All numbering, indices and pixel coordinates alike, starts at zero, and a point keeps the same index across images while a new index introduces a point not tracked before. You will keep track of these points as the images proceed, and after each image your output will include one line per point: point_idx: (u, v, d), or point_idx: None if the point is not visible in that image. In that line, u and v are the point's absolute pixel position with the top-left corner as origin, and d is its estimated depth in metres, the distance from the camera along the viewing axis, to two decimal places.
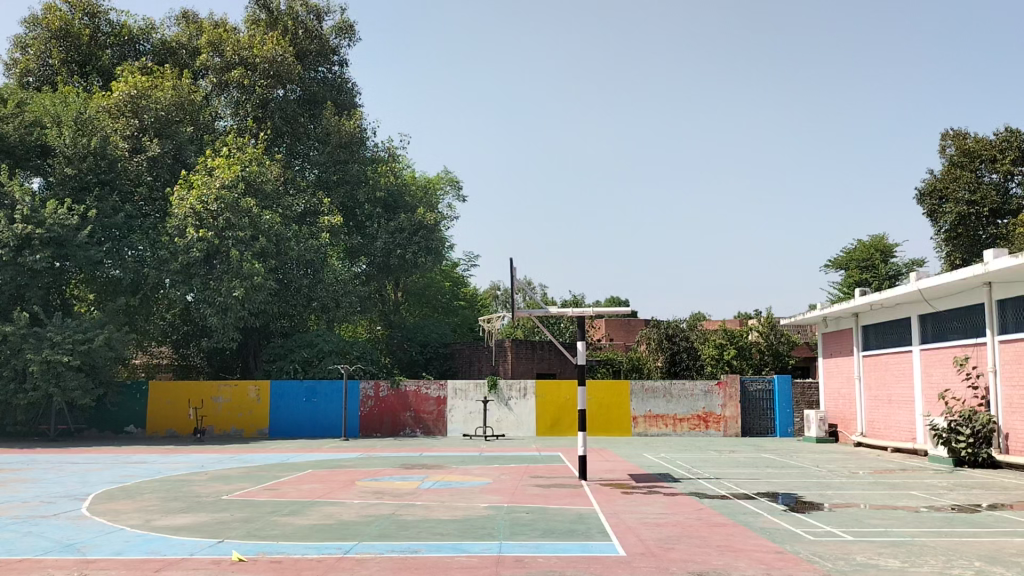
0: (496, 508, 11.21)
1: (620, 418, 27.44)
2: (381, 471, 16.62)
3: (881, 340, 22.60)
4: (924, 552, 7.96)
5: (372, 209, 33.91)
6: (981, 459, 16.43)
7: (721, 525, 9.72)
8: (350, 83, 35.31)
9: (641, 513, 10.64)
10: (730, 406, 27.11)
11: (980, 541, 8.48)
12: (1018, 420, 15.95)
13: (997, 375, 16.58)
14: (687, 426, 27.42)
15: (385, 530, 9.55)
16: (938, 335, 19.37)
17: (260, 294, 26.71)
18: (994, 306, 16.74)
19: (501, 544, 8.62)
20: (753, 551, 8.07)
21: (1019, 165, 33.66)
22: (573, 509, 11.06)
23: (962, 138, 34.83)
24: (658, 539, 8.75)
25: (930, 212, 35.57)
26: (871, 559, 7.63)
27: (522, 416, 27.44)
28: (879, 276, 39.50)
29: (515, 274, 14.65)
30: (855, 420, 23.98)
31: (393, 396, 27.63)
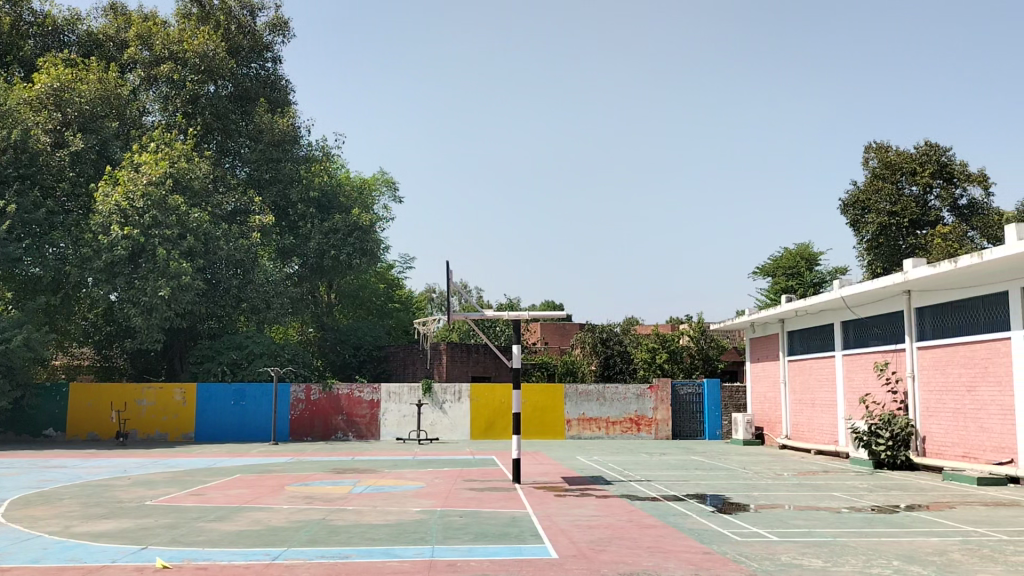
0: (429, 513, 11.16)
1: (554, 421, 27.58)
2: (312, 475, 16.38)
3: (806, 345, 23.27)
4: (845, 552, 8.21)
5: (305, 209, 33.31)
6: (900, 461, 16.93)
7: (651, 526, 9.88)
8: (284, 80, 34.76)
9: (573, 515, 10.72)
10: (661, 408, 27.62)
11: (897, 541, 8.80)
12: (934, 424, 16.64)
13: (915, 380, 17.23)
14: (620, 429, 27.70)
15: (315, 536, 9.42)
16: (859, 341, 20.02)
17: (187, 294, 26.02)
18: (913, 314, 17.39)
19: (434, 547, 8.60)
20: (683, 552, 8.22)
21: (937, 178, 35.11)
22: (506, 512, 11.07)
23: (884, 151, 36.13)
24: (590, 541, 8.84)
25: (853, 222, 36.81)
26: (794, 559, 7.84)
27: (457, 418, 27.39)
28: (804, 283, 40.69)
29: (450, 277, 14.49)
30: (780, 423, 24.62)
31: (325, 399, 27.21)
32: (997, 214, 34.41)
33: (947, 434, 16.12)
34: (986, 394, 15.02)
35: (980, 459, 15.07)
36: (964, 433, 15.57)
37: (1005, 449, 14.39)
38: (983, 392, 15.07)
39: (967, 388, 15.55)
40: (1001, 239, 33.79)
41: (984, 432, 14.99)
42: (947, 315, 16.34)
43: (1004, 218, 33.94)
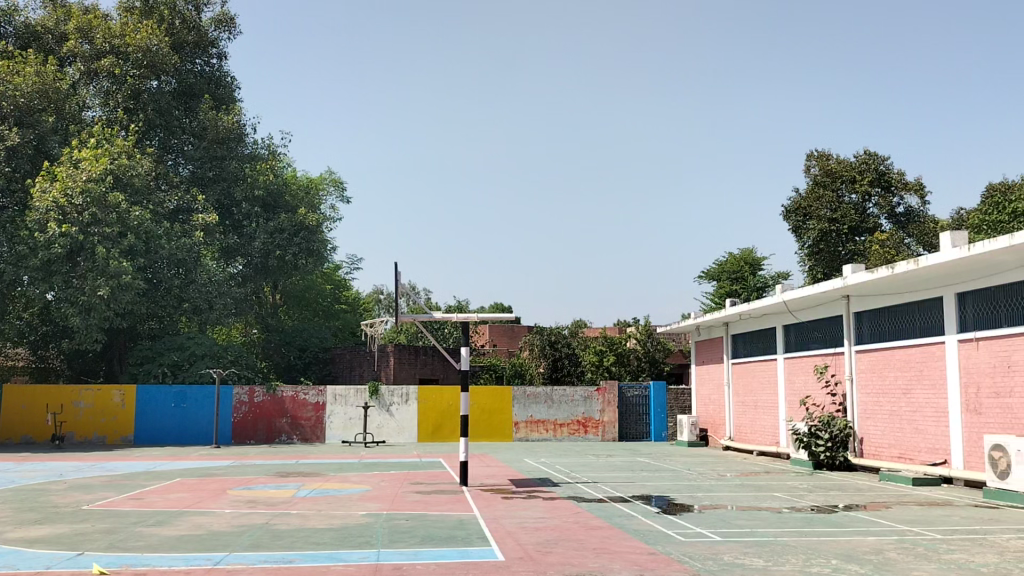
0: (375, 516, 11.06)
1: (502, 423, 27.62)
2: (255, 479, 16.13)
3: (749, 348, 23.69)
4: (786, 552, 8.37)
5: (249, 208, 32.76)
6: (838, 461, 17.32)
7: (598, 527, 9.95)
8: (229, 77, 34.25)
9: (520, 517, 10.73)
10: (608, 410, 27.85)
11: (835, 540, 9.01)
12: (872, 426, 17.10)
13: (854, 383, 17.70)
14: (567, 431, 27.83)
15: (258, 540, 9.27)
16: (800, 344, 20.46)
17: (127, 293, 25.35)
18: (851, 318, 17.84)
19: (380, 551, 8.52)
20: (628, 553, 8.30)
21: (876, 186, 36.13)
22: (453, 515, 11.03)
23: (825, 159, 37.00)
24: (537, 543, 8.87)
25: (795, 228, 37.59)
26: (737, 559, 7.98)
27: (403, 421, 27.25)
28: (748, 287, 41.50)
29: (399, 278, 14.33)
30: (724, 425, 25.03)
31: (269, 402, 26.80)
32: (932, 221, 35.58)
33: (884, 436, 16.57)
34: (921, 396, 15.47)
35: (915, 460, 15.53)
36: (899, 435, 16.03)
37: (939, 450, 14.84)
38: (918, 395, 15.53)
39: (903, 391, 16.01)
40: (936, 246, 34.87)
41: (919, 433, 15.44)
42: (884, 319, 16.81)
43: (938, 226, 35.05)
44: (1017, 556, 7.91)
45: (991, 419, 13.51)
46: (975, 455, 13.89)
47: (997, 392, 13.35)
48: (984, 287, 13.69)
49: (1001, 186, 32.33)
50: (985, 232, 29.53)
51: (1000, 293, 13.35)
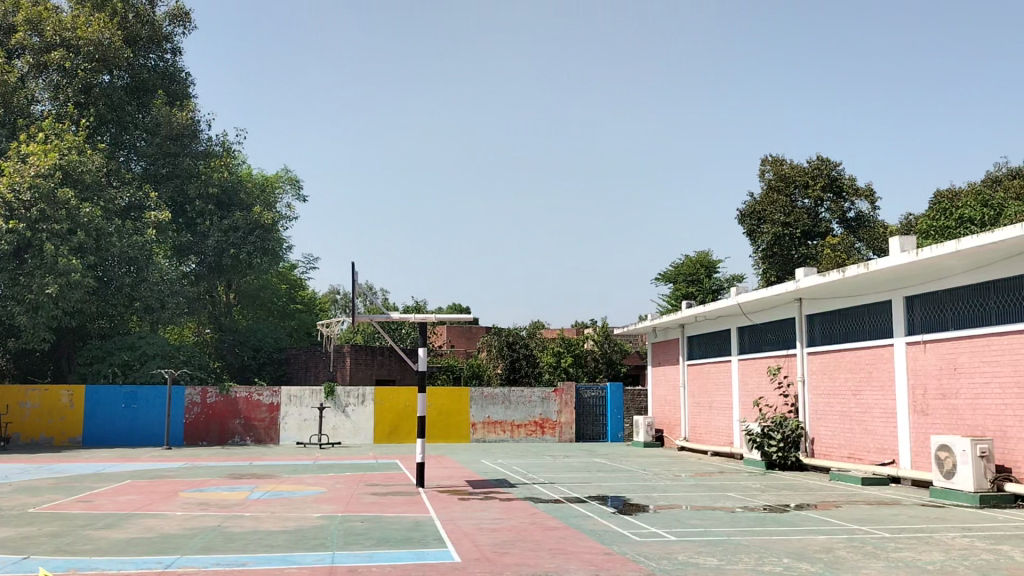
0: (330, 518, 10.95)
1: (459, 424, 27.53)
2: (207, 481, 15.83)
3: (704, 350, 23.98)
4: (739, 551, 8.48)
5: (203, 205, 32.23)
6: (790, 461, 17.57)
7: (555, 528, 9.97)
8: (184, 73, 33.70)
9: (476, 519, 10.70)
10: (565, 411, 27.97)
11: (787, 539, 9.15)
12: (823, 426, 17.39)
13: (806, 384, 18.00)
14: (524, 432, 27.85)
15: (210, 543, 9.12)
16: (754, 346, 20.74)
17: (77, 292, 24.72)
18: (804, 321, 18.15)
19: (334, 554, 8.44)
20: (583, 553, 8.34)
21: (828, 191, 36.88)
22: (409, 517, 10.96)
23: (779, 163, 37.61)
24: (493, 544, 8.85)
25: (749, 232, 38.11)
26: (691, 559, 8.05)
27: (360, 422, 27.05)
28: (703, 289, 41.95)
29: (355, 277, 14.15)
30: (679, 425, 25.28)
31: (222, 402, 26.38)
32: (882, 226, 36.40)
33: (834, 437, 16.88)
34: (871, 398, 15.79)
35: (864, 460, 15.84)
36: (850, 436, 16.33)
37: (887, 450, 15.18)
38: (867, 396, 15.86)
39: (853, 392, 16.33)
40: (885, 250, 35.68)
41: (868, 434, 15.76)
42: (834, 321, 17.15)
43: (888, 231, 35.89)
44: (961, 553, 8.13)
45: (938, 420, 13.83)
46: (922, 455, 14.23)
47: (943, 393, 13.68)
48: (931, 290, 14.03)
49: (948, 192, 33.21)
50: (932, 237, 30.32)
51: (947, 296, 13.71)
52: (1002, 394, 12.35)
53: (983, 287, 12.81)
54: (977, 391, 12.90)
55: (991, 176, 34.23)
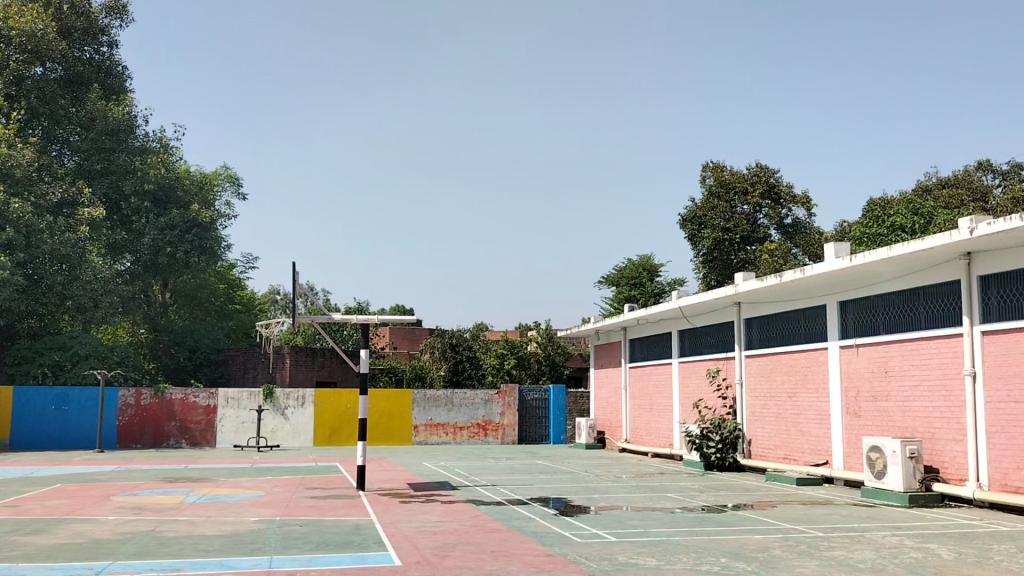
0: (267, 522, 10.75)
1: (400, 427, 27.32)
2: (140, 485, 15.38)
3: (646, 353, 24.24)
4: (677, 551, 8.59)
5: (139, 202, 31.44)
6: (728, 462, 17.88)
7: (496, 530, 9.96)
8: (120, 67, 32.82)
9: (417, 522, 10.63)
10: (508, 413, 28.00)
11: (724, 538, 9.30)
12: (760, 428, 17.74)
13: (743, 387, 18.33)
14: (466, 435, 27.77)
15: (143, 548, 8.87)
16: (694, 349, 21.06)
17: (5, 290, 23.87)
18: (742, 324, 18.51)
19: (272, 558, 8.28)
20: (524, 555, 8.35)
21: (766, 198, 37.67)
22: (349, 520, 10.84)
23: (719, 170, 38.25)
24: (434, 547, 8.80)
25: (691, 236, 38.70)
26: (631, 559, 8.13)
27: (299, 425, 26.68)
28: (645, 292, 42.47)
29: (296, 277, 13.92)
30: (620, 428, 25.51)
31: (156, 405, 25.72)
32: (818, 233, 37.34)
33: (770, 438, 17.25)
34: (805, 400, 16.17)
35: (799, 461, 16.21)
36: (785, 437, 16.70)
37: (821, 451, 15.55)
38: (802, 399, 16.22)
39: (789, 394, 16.70)
40: (820, 256, 36.60)
41: (803, 435, 16.12)
42: (771, 325, 17.54)
43: (823, 237, 36.82)
44: (892, 552, 8.35)
45: (869, 422, 14.23)
46: (854, 456, 14.61)
47: (875, 395, 14.07)
48: (864, 296, 14.43)
49: (880, 201, 34.21)
50: (865, 244, 31.20)
51: (879, 302, 14.12)
52: (930, 396, 12.75)
53: (914, 293, 13.23)
54: (907, 393, 13.30)
55: (921, 186, 35.38)
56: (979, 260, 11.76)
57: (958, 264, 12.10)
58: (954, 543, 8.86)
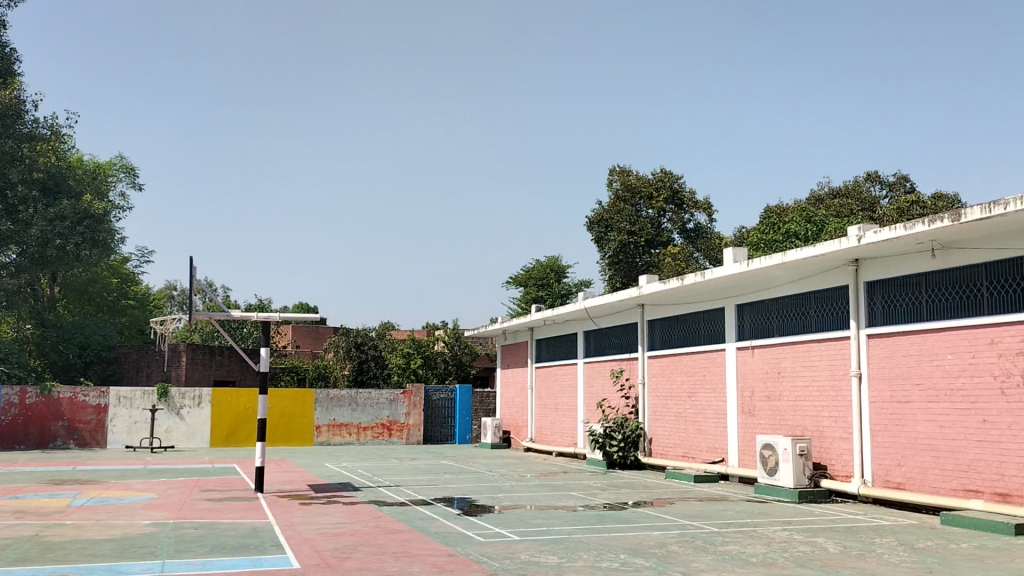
0: (160, 525, 10.35)
1: (301, 427, 26.74)
2: (22, 488, 14.55)
3: (552, 353, 24.49)
4: (577, 548, 8.70)
5: (26, 191, 29.81)
6: (629, 460, 18.30)
7: (398, 531, 9.86)
8: (8, 48, 31.07)
9: (317, 523, 10.41)
10: (413, 413, 27.81)
11: (623, 536, 9.47)
12: (660, 426, 18.13)
13: (645, 387, 18.70)
14: (370, 435, 27.44)
15: (24, 554, 8.39)
16: (599, 350, 21.40)
17: None
18: (645, 326, 18.92)
19: (164, 562, 7.97)
20: (426, 555, 8.31)
21: (670, 203, 38.61)
22: (246, 523, 10.53)
23: (626, 174, 39.01)
24: (334, 549, 8.65)
25: (597, 238, 39.31)
26: (532, 557, 8.19)
27: (195, 425, 25.82)
28: (552, 293, 42.93)
29: (194, 273, 13.43)
30: (526, 427, 25.72)
31: (42, 404, 24.42)
32: (718, 238, 38.52)
33: (670, 437, 17.68)
34: (704, 400, 16.63)
35: (697, 458, 16.66)
36: (684, 435, 17.15)
37: (717, 449, 16.04)
38: (701, 398, 16.68)
39: (688, 394, 17.15)
40: (719, 261, 37.77)
41: (701, 434, 16.59)
42: (672, 327, 17.97)
43: (722, 242, 38.02)
44: (781, 546, 8.67)
45: (763, 421, 14.75)
46: (748, 454, 15.12)
47: (768, 395, 14.59)
48: (760, 299, 14.95)
49: (776, 208, 35.55)
50: (762, 249, 32.39)
51: (773, 305, 14.65)
52: (820, 396, 13.30)
53: (806, 297, 13.78)
54: (798, 393, 13.83)
55: (814, 195, 36.92)
56: (866, 266, 12.34)
57: (846, 270, 12.66)
58: (840, 537, 9.27)
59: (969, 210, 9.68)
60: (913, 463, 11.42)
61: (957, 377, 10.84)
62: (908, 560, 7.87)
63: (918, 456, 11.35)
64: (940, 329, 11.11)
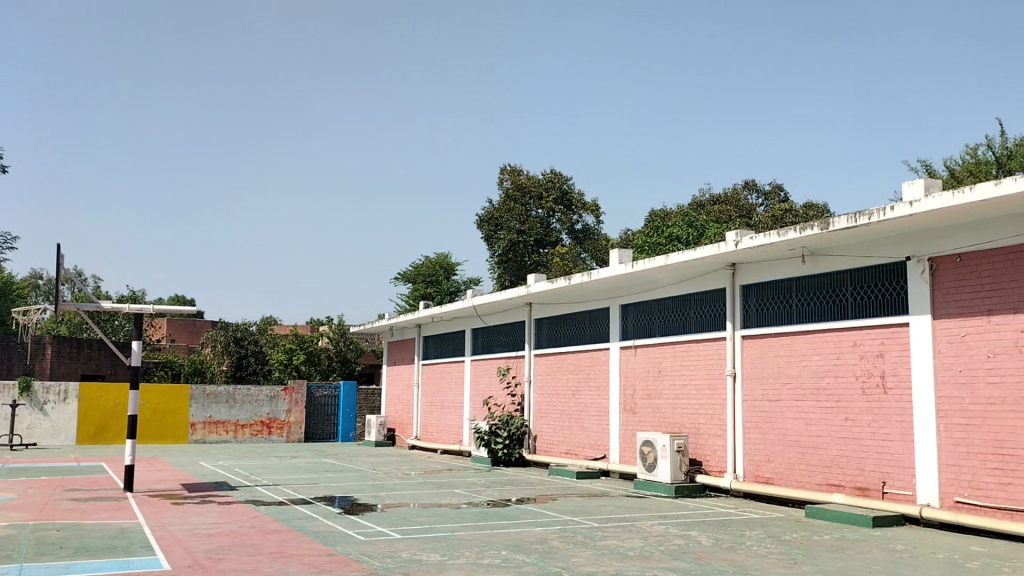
0: (17, 527, 9.70)
1: (175, 424, 25.66)
2: None
3: (439, 350, 24.43)
4: (459, 545, 8.68)
5: None
6: (514, 458, 18.41)
7: (275, 531, 9.58)
8: None
9: (190, 523, 10.02)
10: (295, 410, 27.17)
11: (506, 532, 9.51)
12: (544, 424, 18.36)
13: (531, 385, 18.91)
14: (249, 432, 26.65)
15: None
16: (486, 347, 21.49)
17: None
18: (532, 324, 19.11)
19: (21, 566, 7.47)
20: (304, 555, 8.11)
21: (559, 204, 39.17)
22: (113, 523, 10.01)
23: (517, 173, 39.30)
24: (208, 550, 8.34)
25: (487, 236, 39.48)
26: (413, 555, 8.12)
27: (60, 422, 24.40)
28: (441, 291, 42.81)
29: (61, 261, 12.61)
30: (411, 424, 25.55)
31: None
32: (604, 239, 39.39)
33: (554, 434, 17.93)
34: (587, 398, 16.95)
35: (579, 455, 16.96)
36: (568, 432, 17.45)
37: (600, 446, 16.37)
38: (585, 396, 16.98)
39: (573, 392, 17.43)
40: (605, 261, 38.65)
41: (584, 431, 16.90)
42: (559, 325, 18.23)
43: (608, 244, 38.91)
44: (658, 540, 8.92)
45: (643, 419, 15.16)
46: (628, 450, 15.52)
47: (648, 394, 15.01)
48: (643, 300, 15.35)
49: (660, 212, 36.62)
50: (646, 251, 33.32)
51: (656, 306, 15.06)
52: (697, 394, 13.78)
53: (686, 298, 14.25)
54: (676, 391, 14.29)
55: (696, 200, 38.26)
56: (743, 271, 12.85)
57: (724, 274, 13.16)
58: (713, 530, 9.61)
59: (836, 220, 10.19)
60: (782, 459, 11.99)
61: (823, 377, 11.43)
62: (774, 552, 8.22)
63: (786, 453, 11.91)
64: (809, 331, 11.69)
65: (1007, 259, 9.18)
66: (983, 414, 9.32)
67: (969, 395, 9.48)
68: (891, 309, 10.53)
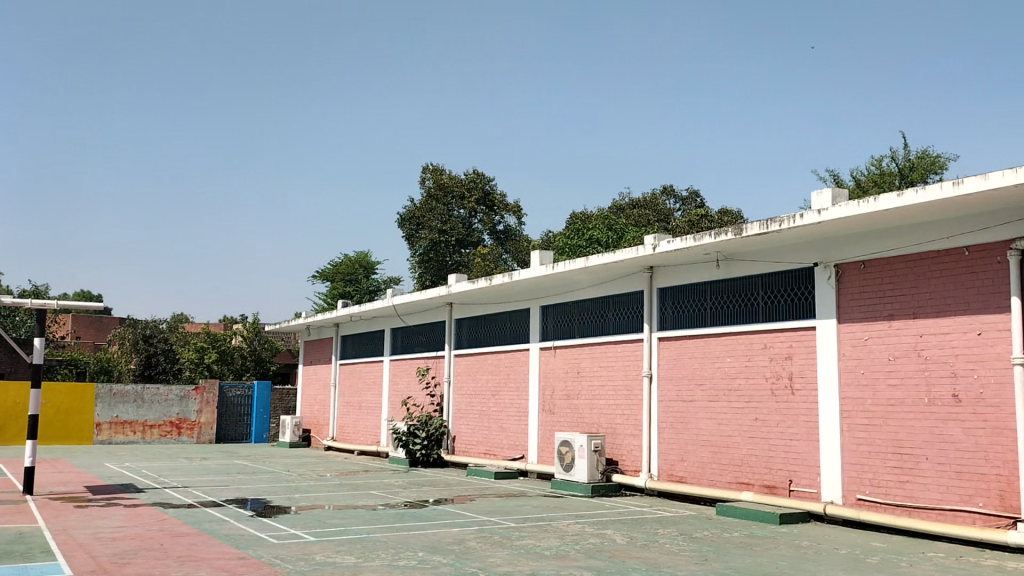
0: None
1: (79, 424, 24.60)
2: None
3: (358, 350, 24.12)
4: (375, 547, 8.59)
5: None
6: (431, 458, 18.33)
7: (184, 534, 9.29)
8: None
9: (93, 527, 9.63)
10: (206, 411, 26.45)
11: (422, 533, 9.46)
12: (463, 425, 18.34)
13: (451, 385, 18.85)
14: (158, 433, 25.80)
15: None
16: (406, 347, 21.33)
17: None
18: (453, 324, 19.07)
19: None
20: (214, 559, 7.90)
21: (481, 204, 39.22)
22: (10, 528, 9.53)
23: (439, 173, 39.16)
24: (113, 554, 8.03)
25: (408, 236, 39.25)
26: (327, 558, 8.00)
27: None
28: (360, 290, 42.36)
29: None
30: (327, 425, 25.15)
31: None
32: (525, 241, 39.64)
33: (473, 434, 17.92)
34: (506, 398, 17.00)
35: (498, 455, 17.00)
36: (486, 432, 17.46)
37: (518, 446, 16.44)
38: (505, 397, 17.03)
39: (492, 392, 17.46)
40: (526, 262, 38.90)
41: (503, 431, 16.95)
42: (479, 325, 18.24)
43: (530, 245, 39.18)
44: (573, 539, 9.01)
45: (562, 419, 15.29)
46: (546, 450, 15.64)
47: (567, 394, 15.15)
48: (563, 302, 15.49)
49: (581, 215, 37.04)
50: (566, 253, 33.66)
51: (575, 308, 15.22)
52: (614, 395, 13.98)
53: (605, 300, 14.45)
54: (594, 392, 14.46)
55: (616, 204, 38.83)
56: (660, 274, 13.13)
57: (642, 277, 13.40)
58: (628, 528, 9.78)
59: (749, 226, 10.51)
60: (694, 458, 12.27)
61: (735, 378, 11.75)
62: (686, 549, 8.41)
63: (699, 452, 12.20)
64: (722, 334, 12.00)
65: (907, 267, 9.62)
66: (884, 414, 9.74)
67: (871, 396, 9.89)
68: (800, 313, 10.91)
